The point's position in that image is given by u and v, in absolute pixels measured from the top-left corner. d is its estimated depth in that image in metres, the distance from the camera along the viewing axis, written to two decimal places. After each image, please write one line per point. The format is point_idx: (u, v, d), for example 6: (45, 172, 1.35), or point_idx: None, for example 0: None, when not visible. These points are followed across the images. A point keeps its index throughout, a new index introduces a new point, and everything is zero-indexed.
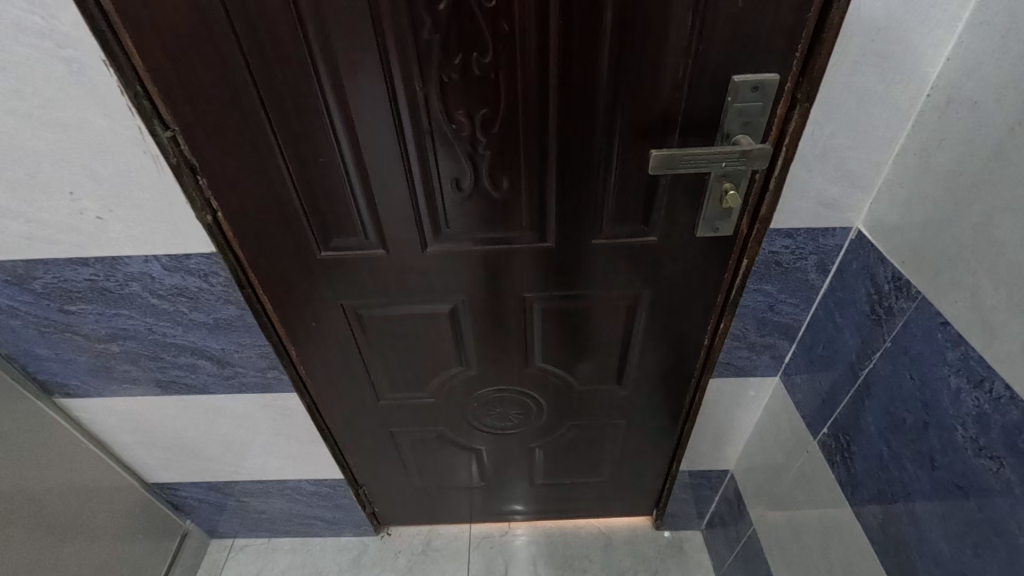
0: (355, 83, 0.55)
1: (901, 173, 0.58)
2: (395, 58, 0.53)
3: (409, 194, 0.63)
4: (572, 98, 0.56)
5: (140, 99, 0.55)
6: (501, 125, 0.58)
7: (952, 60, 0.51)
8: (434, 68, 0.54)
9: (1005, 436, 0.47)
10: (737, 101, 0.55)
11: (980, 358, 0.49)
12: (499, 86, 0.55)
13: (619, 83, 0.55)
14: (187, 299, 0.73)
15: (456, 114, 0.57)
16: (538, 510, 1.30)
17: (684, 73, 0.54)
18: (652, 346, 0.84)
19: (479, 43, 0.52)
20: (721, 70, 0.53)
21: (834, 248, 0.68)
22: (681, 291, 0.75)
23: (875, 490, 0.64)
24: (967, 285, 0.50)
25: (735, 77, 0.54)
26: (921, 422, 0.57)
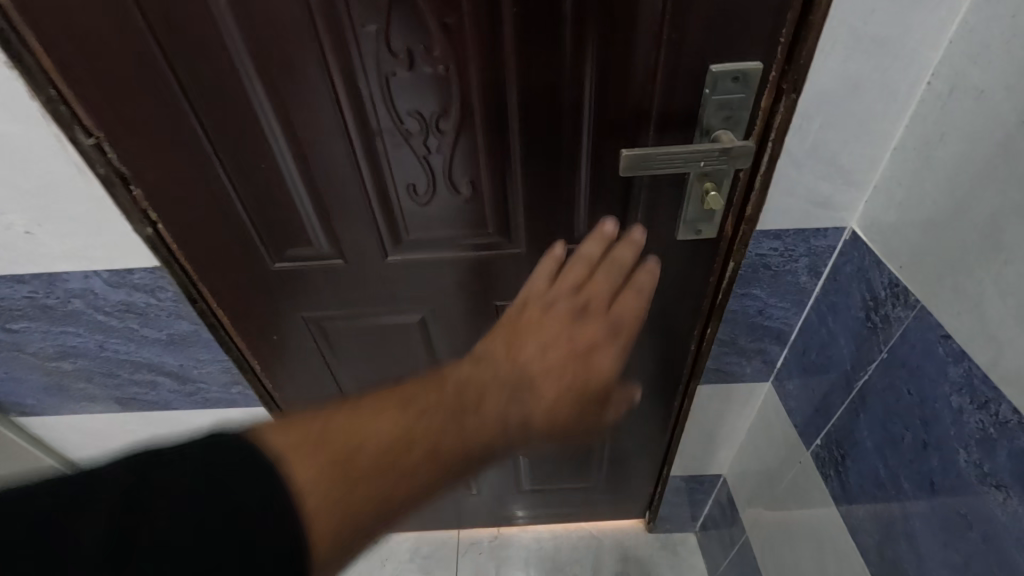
0: (291, 82, 0.49)
1: (899, 168, 0.53)
2: (333, 53, 0.48)
3: (363, 200, 0.58)
4: (533, 94, 0.50)
5: (54, 104, 0.50)
6: (456, 125, 0.53)
7: (955, 43, 0.46)
8: (378, 63, 0.49)
9: (1012, 464, 0.42)
10: (716, 93, 0.50)
11: (984, 377, 0.44)
12: (451, 82, 0.50)
13: (584, 76, 0.49)
14: (137, 316, 0.69)
15: (406, 113, 0.52)
16: (528, 515, 1.26)
17: (656, 64, 0.48)
18: (635, 351, 0.80)
19: (425, 34, 0.47)
20: (696, 57, 0.48)
21: (826, 249, 0.63)
22: (663, 296, 0.70)
23: (871, 509, 0.60)
24: (970, 296, 0.45)
25: (713, 66, 0.48)
26: (919, 441, 0.52)
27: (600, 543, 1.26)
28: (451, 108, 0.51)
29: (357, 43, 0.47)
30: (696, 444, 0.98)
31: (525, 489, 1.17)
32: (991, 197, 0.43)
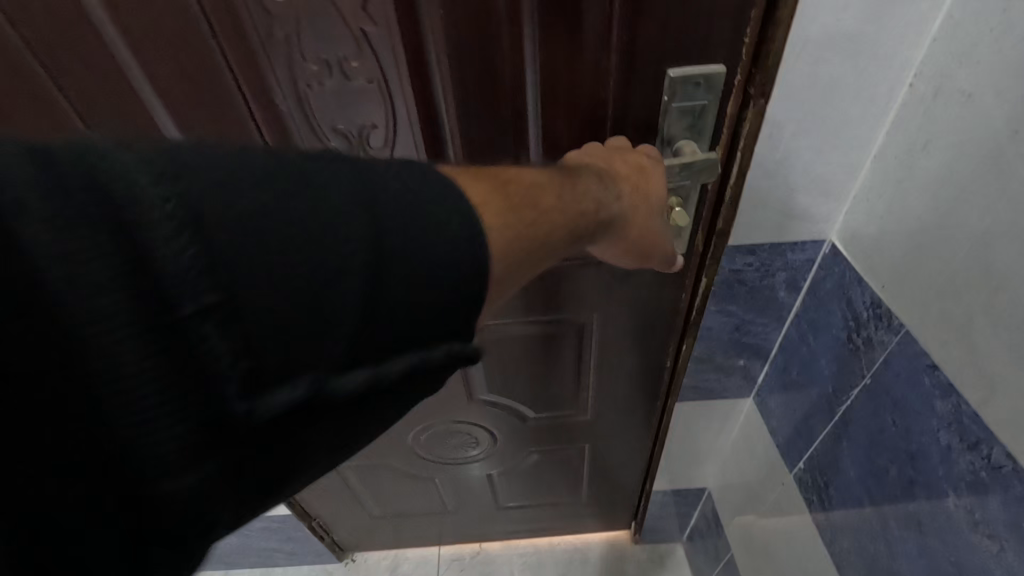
0: (195, 98, 0.43)
1: (880, 178, 0.48)
2: (239, 66, 0.42)
3: None
4: (471, 105, 0.45)
5: None
6: (388, 141, 0.47)
7: (939, 41, 0.40)
8: (292, 76, 0.43)
9: (1007, 514, 0.38)
10: (676, 100, 0.44)
11: (975, 416, 0.40)
12: (378, 95, 0.44)
13: (527, 84, 0.44)
14: None
15: (331, 130, 0.46)
16: (509, 529, 1.22)
17: (606, 70, 0.43)
18: (607, 370, 0.75)
19: (342, 41, 0.41)
20: (650, 60, 0.43)
21: (804, 263, 0.58)
22: (633, 314, 0.66)
23: (856, 543, 0.56)
24: (959, 324, 0.41)
25: (670, 71, 0.43)
26: (905, 477, 0.48)
27: (585, 556, 1.22)
28: (382, 124, 0.46)
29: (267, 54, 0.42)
30: (678, 459, 0.94)
31: (502, 506, 1.13)
32: (981, 216, 0.39)
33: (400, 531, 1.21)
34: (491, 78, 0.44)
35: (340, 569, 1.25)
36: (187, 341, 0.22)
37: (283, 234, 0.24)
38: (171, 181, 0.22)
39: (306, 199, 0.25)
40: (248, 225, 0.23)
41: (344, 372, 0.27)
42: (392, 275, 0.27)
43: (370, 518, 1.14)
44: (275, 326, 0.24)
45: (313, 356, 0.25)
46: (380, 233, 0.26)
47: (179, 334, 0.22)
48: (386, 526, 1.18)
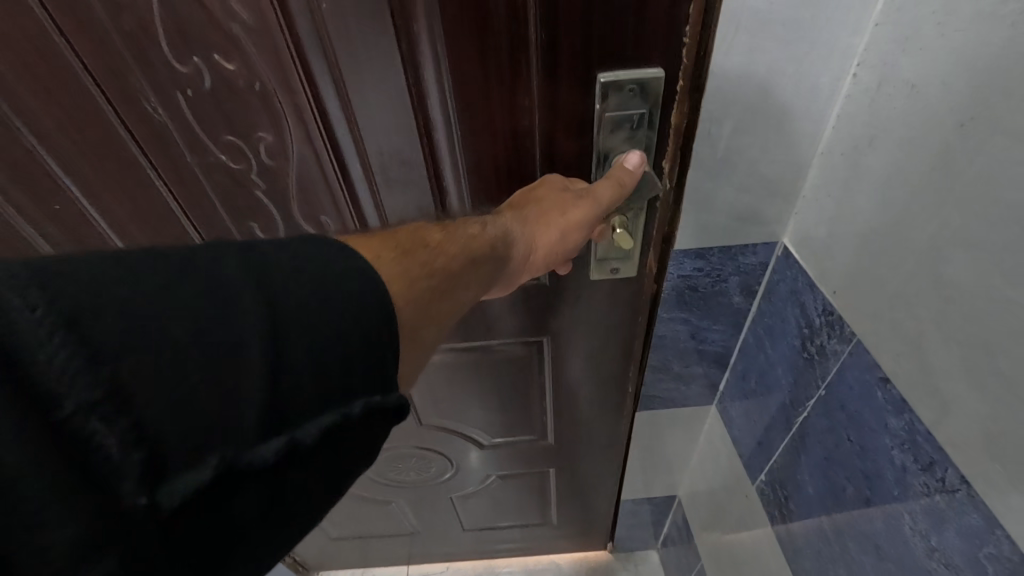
0: (62, 102, 0.39)
1: (830, 177, 0.44)
2: (104, 70, 0.38)
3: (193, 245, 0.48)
4: (370, 116, 0.40)
5: None
6: (282, 157, 0.42)
7: (882, 27, 0.37)
8: (163, 82, 0.38)
9: (963, 543, 0.35)
10: (608, 109, 0.40)
11: (929, 436, 0.36)
12: (262, 105, 0.39)
13: (431, 91, 0.39)
14: None
15: (218, 145, 0.42)
16: (478, 550, 1.18)
17: (520, 76, 0.39)
18: (565, 396, 0.71)
19: (213, 41, 0.37)
20: (567, 58, 0.38)
21: (757, 267, 0.55)
22: (586, 339, 0.62)
23: (816, 564, 0.53)
24: (910, 335, 0.37)
25: (600, 76, 0.39)
26: (862, 498, 0.44)
27: (559, 568, 1.19)
28: (272, 137, 0.41)
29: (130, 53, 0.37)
30: (646, 470, 0.91)
31: (469, 527, 1.08)
32: (931, 220, 0.35)
33: (366, 550, 1.16)
34: (388, 84, 0.39)
35: None
36: (81, 443, 0.19)
37: (187, 325, 0.22)
38: (46, 288, 0.20)
39: (196, 281, 0.23)
40: (131, 310, 0.21)
41: (260, 441, 0.23)
42: (301, 330, 0.25)
43: (331, 539, 1.09)
44: (185, 406, 0.21)
45: (237, 423, 0.23)
46: (281, 314, 0.24)
47: (70, 439, 0.19)
48: (348, 547, 1.13)
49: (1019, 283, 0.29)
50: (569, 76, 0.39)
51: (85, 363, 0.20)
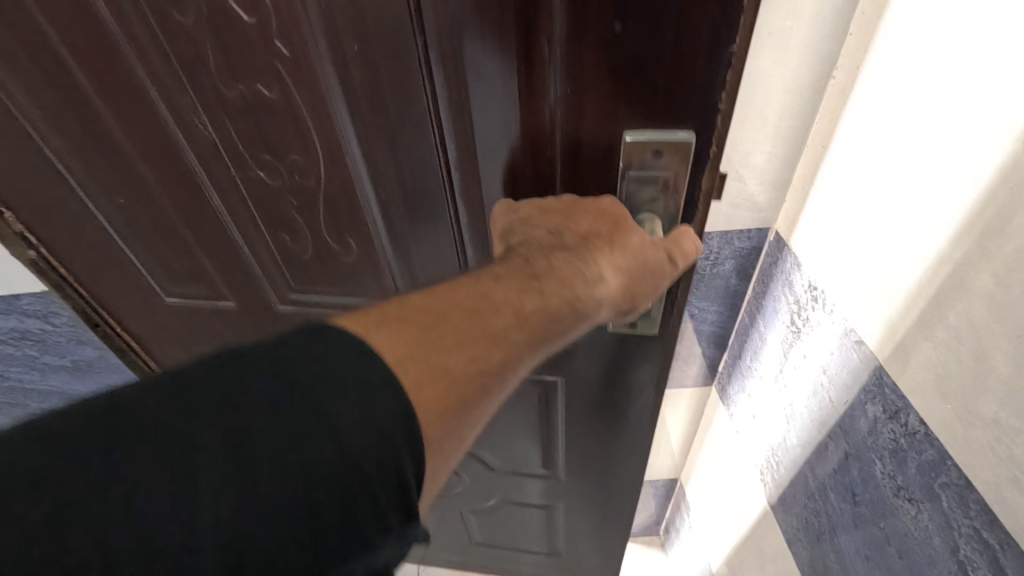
0: (139, 116, 0.47)
1: (813, 167, 0.50)
2: (171, 91, 0.44)
3: (239, 244, 0.55)
4: (387, 146, 0.44)
5: None
6: (312, 175, 0.48)
7: (855, 37, 0.43)
8: (215, 105, 0.45)
9: (922, 478, 0.40)
10: (633, 169, 0.40)
11: (895, 387, 0.42)
12: (295, 128, 0.45)
13: (444, 131, 0.41)
14: (33, 342, 0.65)
15: (257, 160, 0.48)
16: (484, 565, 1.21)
17: (530, 127, 0.40)
18: (575, 435, 0.73)
19: (256, 72, 0.42)
20: (587, 120, 0.38)
21: (752, 252, 0.61)
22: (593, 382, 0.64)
23: (803, 522, 0.58)
24: (878, 301, 0.43)
25: (625, 135, 0.38)
26: (842, 452, 0.50)
27: None
28: (302, 155, 0.47)
29: (191, 72, 0.43)
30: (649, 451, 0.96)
31: (478, 540, 1.13)
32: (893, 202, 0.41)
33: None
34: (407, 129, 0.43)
35: None
36: None
37: (161, 497, 0.23)
38: (30, 485, 0.22)
39: (167, 440, 0.24)
40: (112, 491, 0.23)
41: None
42: (279, 481, 0.25)
43: None
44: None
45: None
46: (257, 469, 0.25)
47: None
48: None
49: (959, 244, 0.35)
50: (594, 139, 0.39)
51: (66, 555, 0.22)
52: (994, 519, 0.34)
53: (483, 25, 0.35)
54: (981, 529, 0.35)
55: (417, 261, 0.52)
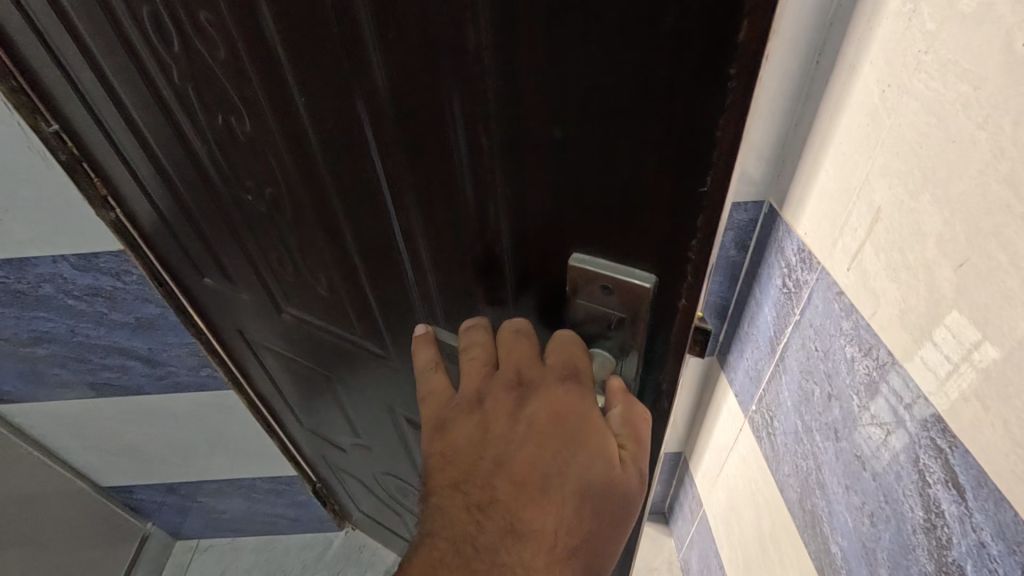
0: (144, 125, 0.49)
1: (801, 140, 0.57)
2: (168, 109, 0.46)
3: (242, 253, 0.59)
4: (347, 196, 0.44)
5: (15, 95, 0.51)
6: (285, 208, 0.49)
7: (835, 24, 0.49)
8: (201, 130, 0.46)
9: (890, 402, 0.46)
10: (581, 295, 0.40)
11: (868, 326, 0.48)
12: (267, 165, 0.46)
13: (401, 194, 0.41)
14: (104, 299, 0.73)
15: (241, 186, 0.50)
16: None
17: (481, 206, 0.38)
18: None
19: (228, 108, 0.43)
20: (537, 228, 0.37)
21: (748, 223, 0.67)
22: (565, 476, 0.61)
23: (794, 467, 0.64)
24: (855, 253, 0.49)
25: (573, 258, 0.38)
26: (826, 394, 0.56)
27: None
28: (273, 190, 0.48)
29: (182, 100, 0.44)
30: None
31: None
32: (874, 179, 0.46)
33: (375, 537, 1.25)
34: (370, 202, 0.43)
35: (341, 537, 1.31)
36: None
37: None
38: None
39: None
40: None
41: None
42: None
43: None
44: None
45: None
46: None
47: None
48: None
49: (917, 195, 0.41)
50: (546, 243, 0.38)
51: None
52: (945, 426, 0.41)
53: (438, 116, 0.34)
54: (935, 436, 0.42)
55: (380, 302, 0.53)
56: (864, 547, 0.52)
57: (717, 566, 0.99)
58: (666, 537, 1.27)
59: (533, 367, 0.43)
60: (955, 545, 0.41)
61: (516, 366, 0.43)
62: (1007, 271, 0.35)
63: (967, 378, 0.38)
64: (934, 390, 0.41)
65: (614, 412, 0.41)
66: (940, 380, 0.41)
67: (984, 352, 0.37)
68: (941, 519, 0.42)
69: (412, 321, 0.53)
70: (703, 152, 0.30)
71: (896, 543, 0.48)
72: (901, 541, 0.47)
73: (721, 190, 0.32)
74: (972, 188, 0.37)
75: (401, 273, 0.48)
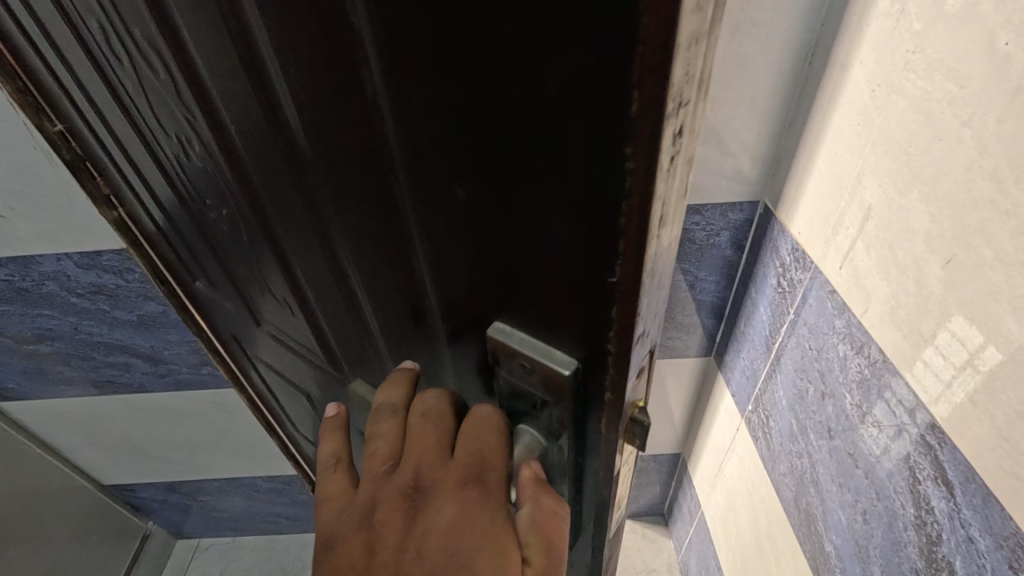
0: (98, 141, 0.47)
1: (795, 140, 0.57)
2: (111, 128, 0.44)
3: (207, 272, 0.57)
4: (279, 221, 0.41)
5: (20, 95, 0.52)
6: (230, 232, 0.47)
7: (827, 25, 0.50)
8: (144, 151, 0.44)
9: (881, 399, 0.47)
10: (504, 368, 0.35)
11: (860, 324, 0.49)
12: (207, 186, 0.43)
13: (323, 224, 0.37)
14: (107, 297, 0.74)
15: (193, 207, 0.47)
16: None
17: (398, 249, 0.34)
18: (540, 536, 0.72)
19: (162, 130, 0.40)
20: (456, 287, 0.33)
21: (744, 223, 0.68)
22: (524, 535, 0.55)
23: (790, 467, 0.64)
24: (847, 251, 0.50)
25: (494, 327, 0.33)
26: (820, 393, 0.56)
27: None
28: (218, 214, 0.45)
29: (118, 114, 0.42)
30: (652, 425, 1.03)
31: None
32: (866, 180, 0.46)
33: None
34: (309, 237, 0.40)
35: None
36: None
37: None
38: None
39: None
40: None
41: None
42: None
43: None
44: None
45: None
46: None
47: None
48: None
49: (906, 193, 0.42)
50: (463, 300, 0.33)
51: None
52: (935, 424, 0.41)
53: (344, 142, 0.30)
54: (925, 434, 0.42)
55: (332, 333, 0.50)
56: (858, 545, 0.52)
57: (715, 568, 0.99)
58: (665, 539, 1.27)
59: (429, 467, 0.38)
60: (944, 542, 0.41)
61: (416, 465, 0.39)
62: (993, 266, 0.35)
63: (969, 385, 0.38)
64: (936, 398, 0.41)
65: (523, 513, 0.36)
66: (944, 386, 0.40)
67: (987, 357, 0.36)
68: (932, 516, 0.42)
69: (362, 355, 0.49)
70: (608, 240, 0.24)
71: (888, 540, 0.48)
72: (893, 539, 0.47)
73: (636, 278, 0.26)
74: (958, 185, 0.37)
75: (341, 304, 0.44)
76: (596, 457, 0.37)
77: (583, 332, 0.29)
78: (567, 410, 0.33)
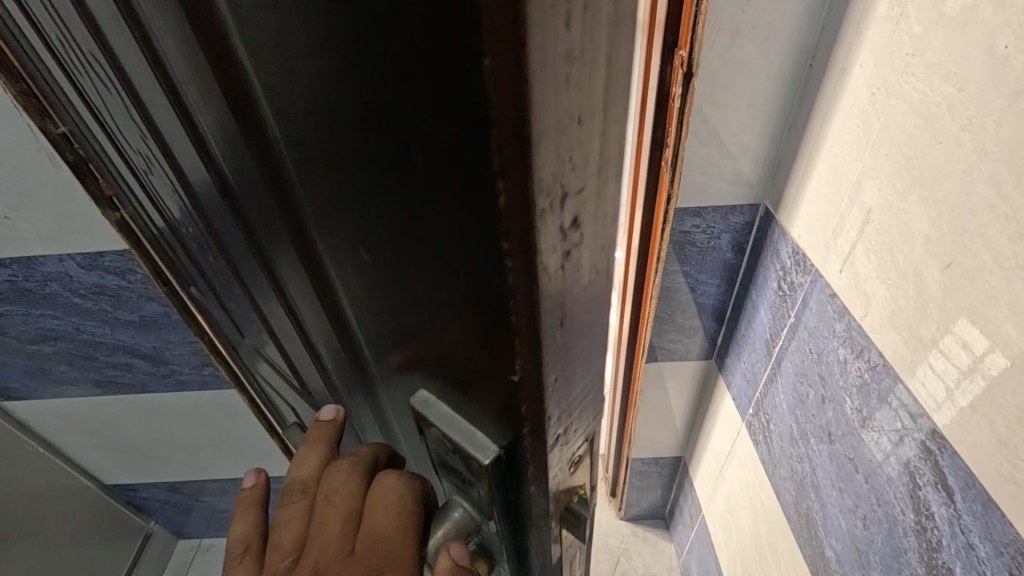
0: None
1: (795, 143, 0.57)
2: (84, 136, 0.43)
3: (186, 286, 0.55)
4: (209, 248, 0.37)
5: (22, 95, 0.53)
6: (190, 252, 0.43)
7: (827, 28, 0.50)
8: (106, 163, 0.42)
9: (881, 403, 0.46)
10: (430, 439, 0.29)
11: (860, 328, 0.48)
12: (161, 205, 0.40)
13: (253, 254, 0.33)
14: (109, 298, 0.74)
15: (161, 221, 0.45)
16: None
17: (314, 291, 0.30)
18: None
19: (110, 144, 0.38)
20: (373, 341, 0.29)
21: (744, 225, 0.68)
22: None
23: (790, 471, 0.64)
24: (847, 255, 0.50)
25: (418, 392, 0.28)
26: (820, 396, 0.56)
27: None
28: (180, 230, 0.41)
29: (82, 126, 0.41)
30: (652, 428, 1.03)
31: None
32: (866, 183, 0.46)
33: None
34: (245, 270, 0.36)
35: None
36: None
37: None
38: None
39: None
40: None
41: None
42: None
43: None
44: None
45: None
46: None
47: None
48: None
49: (906, 196, 0.42)
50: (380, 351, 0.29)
51: None
52: (935, 429, 0.41)
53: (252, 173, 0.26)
54: (925, 438, 0.42)
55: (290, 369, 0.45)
56: (858, 550, 0.52)
57: (716, 572, 0.98)
58: (666, 542, 1.26)
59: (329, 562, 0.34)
60: (944, 548, 0.41)
61: (316, 560, 0.34)
62: (991, 270, 0.35)
63: (973, 391, 0.37)
64: (940, 405, 0.40)
65: None
66: (948, 392, 0.39)
67: (993, 363, 0.35)
68: (931, 521, 0.42)
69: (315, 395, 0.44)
70: (501, 332, 0.20)
71: (888, 545, 0.48)
72: (892, 543, 0.47)
73: (535, 372, 0.22)
74: (957, 189, 0.37)
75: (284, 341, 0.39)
76: (532, 543, 0.32)
77: (496, 417, 0.25)
78: (491, 498, 0.28)
